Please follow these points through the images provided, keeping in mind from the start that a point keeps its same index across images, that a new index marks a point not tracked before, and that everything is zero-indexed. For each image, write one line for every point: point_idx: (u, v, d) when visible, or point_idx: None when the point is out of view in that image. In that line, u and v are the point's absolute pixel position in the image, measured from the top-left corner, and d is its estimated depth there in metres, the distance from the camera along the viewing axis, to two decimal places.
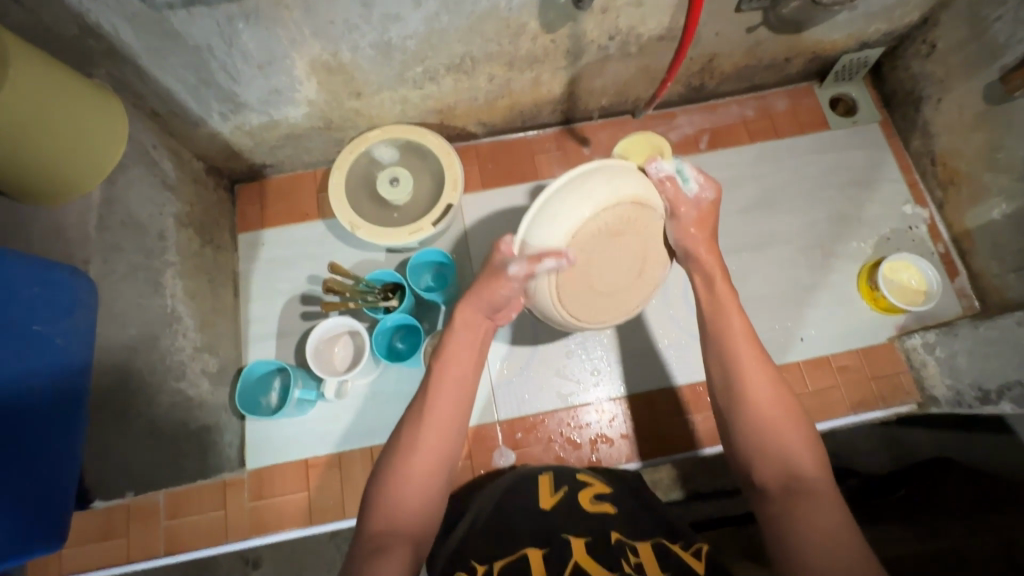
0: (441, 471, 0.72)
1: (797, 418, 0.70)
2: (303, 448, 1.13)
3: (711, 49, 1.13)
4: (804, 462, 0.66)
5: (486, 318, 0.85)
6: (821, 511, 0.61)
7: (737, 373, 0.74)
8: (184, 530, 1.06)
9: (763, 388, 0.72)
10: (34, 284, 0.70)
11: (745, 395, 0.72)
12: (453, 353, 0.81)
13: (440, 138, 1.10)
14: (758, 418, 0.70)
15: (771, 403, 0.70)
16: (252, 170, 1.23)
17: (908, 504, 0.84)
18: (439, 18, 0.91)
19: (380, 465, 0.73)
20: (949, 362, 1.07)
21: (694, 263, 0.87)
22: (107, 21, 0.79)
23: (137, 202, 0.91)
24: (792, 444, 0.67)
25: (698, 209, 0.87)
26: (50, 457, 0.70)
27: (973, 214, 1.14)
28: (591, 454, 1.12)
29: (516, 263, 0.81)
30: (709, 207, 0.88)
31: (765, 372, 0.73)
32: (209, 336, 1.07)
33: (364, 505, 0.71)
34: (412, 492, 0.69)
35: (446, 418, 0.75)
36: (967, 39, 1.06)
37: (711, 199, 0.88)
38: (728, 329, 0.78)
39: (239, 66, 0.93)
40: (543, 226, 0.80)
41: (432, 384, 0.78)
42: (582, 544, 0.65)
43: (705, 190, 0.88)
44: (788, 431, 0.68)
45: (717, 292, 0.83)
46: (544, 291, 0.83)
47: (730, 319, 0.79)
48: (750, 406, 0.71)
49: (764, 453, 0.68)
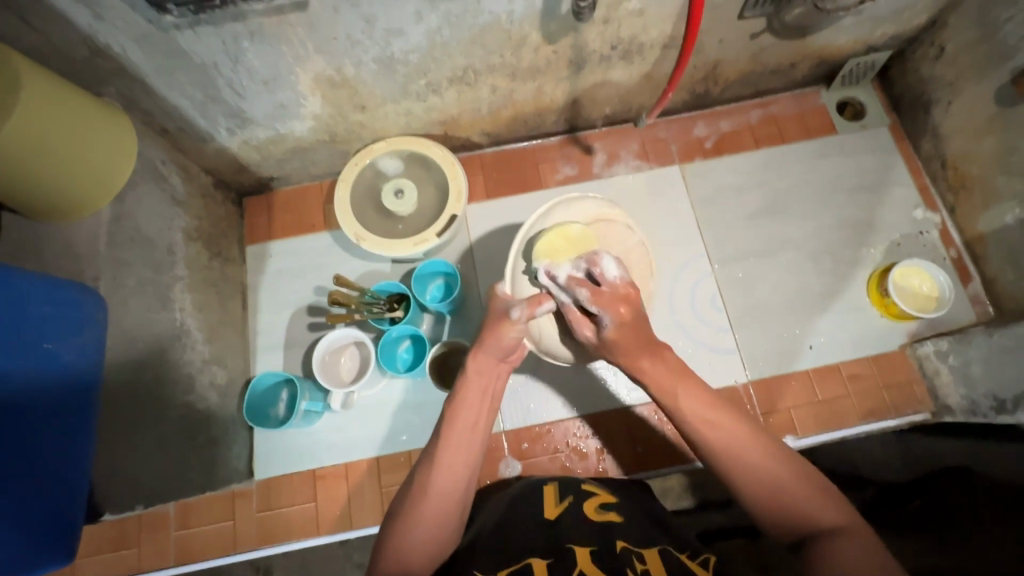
0: (452, 511, 0.73)
1: (797, 471, 0.69)
2: (312, 458, 1.14)
3: (715, 56, 1.12)
4: (820, 511, 0.66)
5: (497, 362, 0.84)
6: (858, 553, 0.60)
7: (723, 450, 0.73)
8: (194, 540, 1.07)
9: (751, 451, 0.71)
10: (44, 302, 0.72)
11: (740, 468, 0.71)
12: (464, 401, 0.80)
13: (444, 149, 1.11)
14: (761, 488, 0.69)
15: (768, 469, 0.69)
16: (259, 183, 1.25)
17: (924, 513, 0.82)
18: (441, 32, 0.92)
19: (396, 506, 0.75)
20: (963, 370, 1.05)
21: (634, 375, 0.83)
22: (115, 42, 0.81)
23: (145, 219, 0.92)
24: (803, 496, 0.67)
25: (619, 333, 0.81)
26: (60, 471, 0.71)
27: (986, 219, 1.12)
28: (598, 465, 1.11)
29: (516, 308, 0.82)
30: (618, 327, 0.81)
31: (743, 436, 0.72)
32: (218, 347, 1.09)
33: (377, 548, 0.72)
34: (424, 529, 0.71)
35: (459, 461, 0.76)
36: (977, 41, 1.05)
37: (621, 314, 0.80)
38: (687, 408, 0.77)
39: (245, 82, 0.95)
40: (525, 264, 0.95)
41: (444, 429, 0.78)
42: (587, 553, 0.65)
43: (608, 314, 0.81)
44: (795, 487, 0.68)
45: (658, 377, 0.80)
46: (545, 321, 0.93)
47: (683, 399, 0.77)
48: (760, 480, 0.69)
49: (784, 520, 0.67)
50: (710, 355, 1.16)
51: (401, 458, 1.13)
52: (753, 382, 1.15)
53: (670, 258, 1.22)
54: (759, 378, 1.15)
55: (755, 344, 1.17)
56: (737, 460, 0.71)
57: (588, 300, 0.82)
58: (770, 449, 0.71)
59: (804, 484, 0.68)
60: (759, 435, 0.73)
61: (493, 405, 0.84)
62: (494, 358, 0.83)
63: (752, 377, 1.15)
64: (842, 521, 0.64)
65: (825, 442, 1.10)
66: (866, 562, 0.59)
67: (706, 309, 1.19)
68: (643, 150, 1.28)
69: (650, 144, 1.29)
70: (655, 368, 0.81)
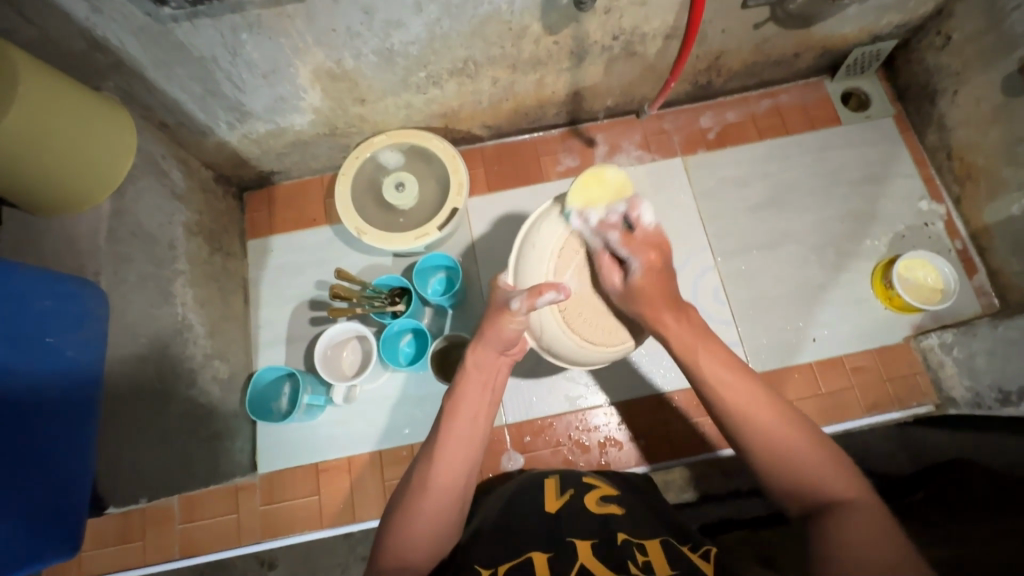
0: (453, 504, 0.73)
1: (812, 440, 0.69)
2: (314, 452, 1.14)
3: (717, 46, 1.11)
4: (830, 480, 0.66)
5: (498, 356, 0.84)
6: (860, 524, 0.60)
7: (740, 415, 0.73)
8: (197, 534, 1.08)
9: (768, 415, 0.72)
10: (45, 297, 0.72)
11: (756, 432, 0.71)
12: (464, 394, 0.81)
13: (444, 142, 1.10)
14: (776, 454, 0.70)
15: (783, 435, 0.70)
16: (259, 177, 1.24)
17: (930, 508, 0.81)
18: (441, 23, 0.91)
19: (397, 500, 0.75)
20: (968, 363, 1.04)
21: (656, 332, 0.84)
22: (113, 35, 0.80)
23: (145, 213, 0.92)
24: (816, 464, 0.67)
25: (648, 277, 0.84)
26: (62, 467, 0.71)
27: (992, 210, 1.11)
28: (600, 458, 1.11)
29: (516, 299, 0.81)
30: (647, 274, 0.84)
31: (762, 402, 0.73)
32: (220, 341, 1.09)
33: (378, 543, 0.72)
34: (425, 523, 0.71)
35: (460, 453, 0.76)
36: (984, 30, 1.03)
37: (652, 260, 0.85)
38: (710, 369, 0.78)
39: (244, 76, 0.94)
40: (526, 255, 0.89)
41: (444, 422, 0.79)
42: (588, 547, 0.65)
43: (638, 259, 0.85)
44: (807, 453, 0.68)
45: (683, 338, 0.82)
46: (547, 315, 0.86)
47: (705, 363, 0.78)
48: (775, 445, 0.70)
49: (793, 484, 0.68)
50: None
51: (403, 452, 1.13)
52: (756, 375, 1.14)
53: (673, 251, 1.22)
54: (762, 371, 1.14)
55: (758, 337, 1.16)
56: (754, 424, 0.72)
57: (619, 243, 0.86)
58: (787, 416, 0.72)
59: (817, 452, 0.68)
60: (779, 402, 0.73)
61: (493, 398, 0.84)
62: (494, 351, 0.83)
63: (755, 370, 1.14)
64: (850, 491, 0.65)
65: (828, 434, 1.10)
66: (871, 531, 0.59)
67: (709, 301, 1.19)
68: (646, 142, 1.28)
69: (652, 137, 1.28)
70: (680, 328, 0.82)
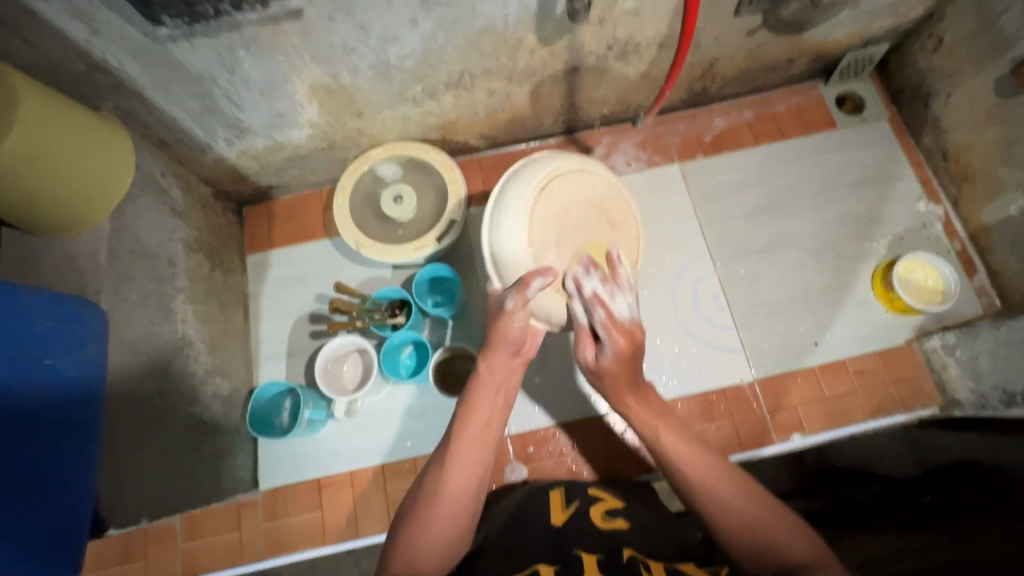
0: (465, 509, 0.73)
1: (769, 507, 0.69)
2: (316, 466, 1.13)
3: (711, 53, 1.12)
4: (794, 544, 0.65)
5: (511, 357, 0.82)
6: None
7: (699, 484, 0.73)
8: (200, 552, 1.05)
9: (727, 485, 0.71)
10: (45, 318, 0.72)
11: (714, 502, 0.71)
12: (478, 399, 0.79)
13: (442, 155, 1.12)
14: (736, 522, 0.69)
15: (742, 502, 0.69)
16: (258, 192, 1.25)
17: (942, 509, 0.79)
18: (436, 37, 0.91)
19: (409, 505, 0.75)
20: (971, 364, 1.04)
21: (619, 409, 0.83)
22: (111, 56, 0.81)
23: (145, 231, 0.92)
24: (776, 531, 0.67)
25: (620, 365, 0.80)
26: (63, 488, 0.71)
27: (989, 211, 1.11)
28: (604, 467, 1.11)
29: (508, 298, 0.78)
30: (616, 362, 0.80)
31: (721, 470, 0.73)
32: (221, 357, 1.08)
33: (387, 549, 0.72)
34: (435, 532, 0.70)
35: (472, 460, 0.75)
36: (976, 32, 1.04)
37: (622, 347, 0.79)
38: (667, 441, 0.77)
39: (242, 92, 0.95)
40: (500, 254, 0.87)
41: (457, 427, 0.77)
42: (594, 562, 0.64)
43: (611, 345, 0.80)
44: (775, 526, 0.67)
45: (641, 417, 0.80)
46: (549, 300, 0.85)
47: (662, 432, 0.78)
48: (731, 513, 0.69)
49: (750, 554, 0.67)
50: (712, 353, 1.16)
51: (406, 464, 1.12)
52: (758, 380, 1.14)
53: (672, 257, 1.22)
54: (764, 376, 1.14)
55: (759, 342, 1.16)
56: (715, 492, 0.71)
57: (601, 323, 0.80)
58: (748, 487, 0.71)
59: (775, 518, 0.68)
60: (737, 471, 0.73)
61: (507, 401, 0.83)
62: (506, 354, 0.81)
63: (756, 374, 1.14)
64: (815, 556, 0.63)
65: (830, 439, 1.09)
66: None
67: (709, 306, 1.19)
68: (643, 149, 1.28)
69: (649, 144, 1.28)
70: (640, 410, 0.80)
